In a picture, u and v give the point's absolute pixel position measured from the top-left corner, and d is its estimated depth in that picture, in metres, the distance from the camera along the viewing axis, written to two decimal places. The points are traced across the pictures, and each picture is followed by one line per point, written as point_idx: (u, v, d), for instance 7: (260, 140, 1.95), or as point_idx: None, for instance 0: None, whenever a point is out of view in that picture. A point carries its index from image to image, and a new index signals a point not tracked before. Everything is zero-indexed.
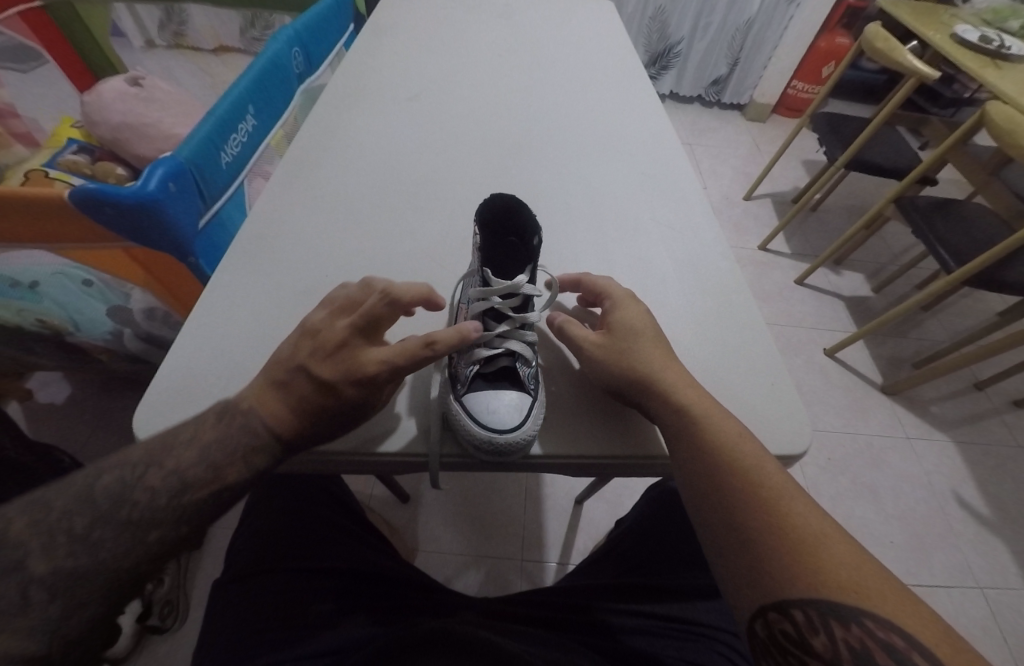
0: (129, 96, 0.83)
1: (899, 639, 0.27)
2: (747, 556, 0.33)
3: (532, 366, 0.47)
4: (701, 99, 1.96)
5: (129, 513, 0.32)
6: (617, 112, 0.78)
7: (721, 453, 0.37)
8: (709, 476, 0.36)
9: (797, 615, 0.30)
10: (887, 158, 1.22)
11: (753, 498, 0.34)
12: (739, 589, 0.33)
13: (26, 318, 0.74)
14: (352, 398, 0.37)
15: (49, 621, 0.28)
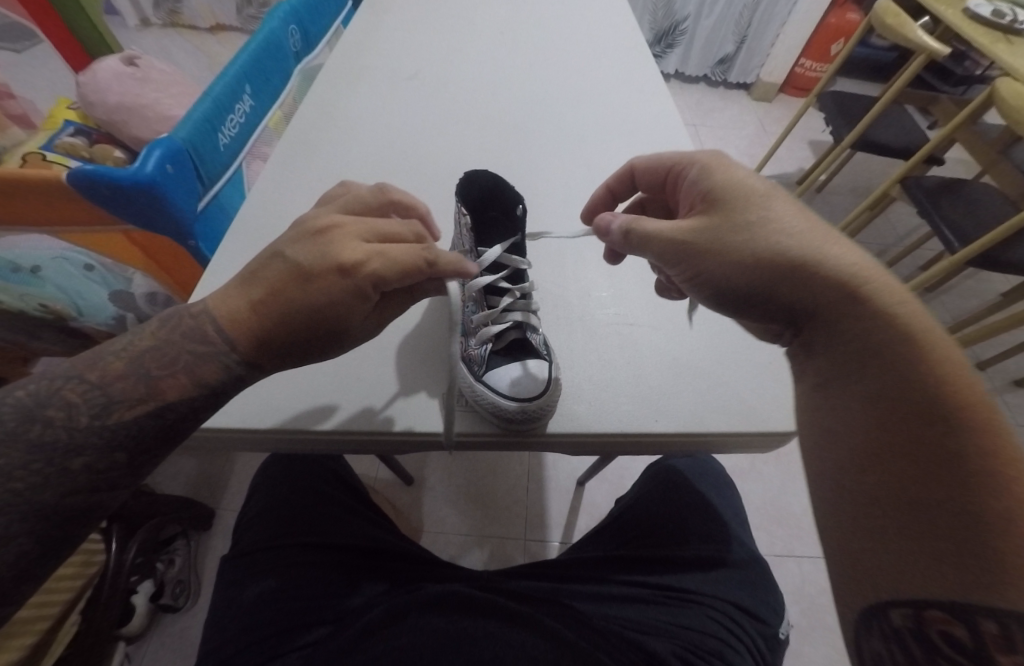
0: (125, 76, 0.83)
1: None
2: (901, 534, 0.27)
3: (541, 334, 0.48)
4: (706, 78, 1.93)
5: (40, 432, 0.32)
6: (622, 90, 0.77)
7: (916, 396, 0.29)
8: (891, 424, 0.30)
9: (986, 625, 0.23)
10: (893, 138, 1.20)
11: (950, 467, 0.27)
12: (875, 568, 0.28)
13: (28, 305, 0.70)
14: (340, 292, 0.36)
15: None
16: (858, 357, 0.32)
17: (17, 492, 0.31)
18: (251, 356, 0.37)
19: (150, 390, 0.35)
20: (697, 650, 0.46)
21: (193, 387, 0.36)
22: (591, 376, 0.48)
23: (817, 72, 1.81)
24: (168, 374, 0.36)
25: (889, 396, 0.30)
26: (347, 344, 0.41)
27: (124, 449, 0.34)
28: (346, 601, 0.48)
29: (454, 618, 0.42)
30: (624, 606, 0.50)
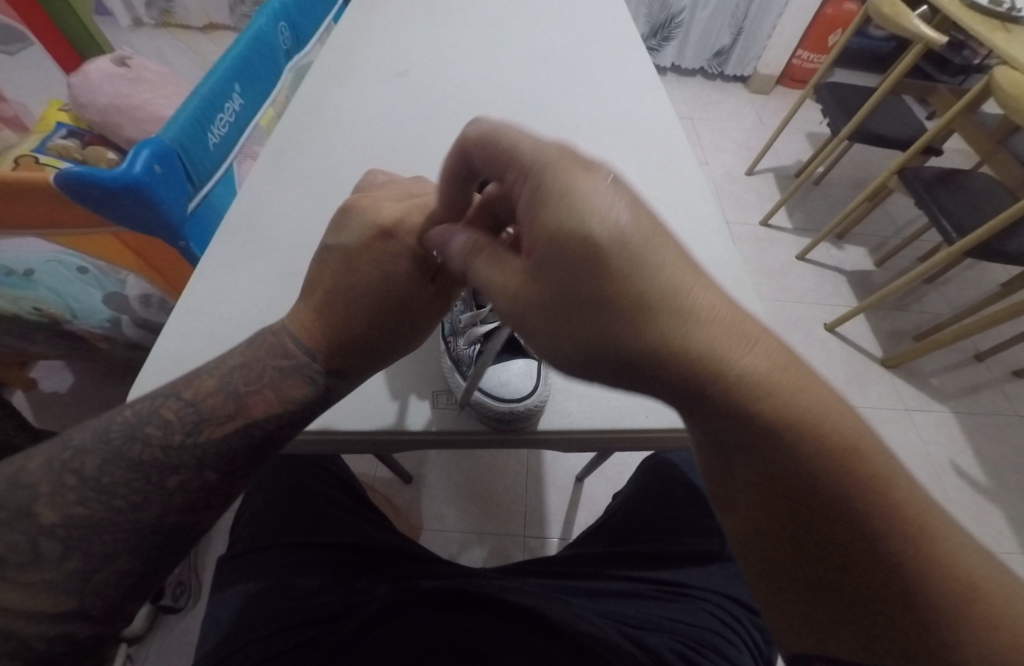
0: (117, 77, 0.82)
1: None
2: (817, 601, 0.27)
3: (529, 334, 0.49)
4: (703, 71, 1.91)
5: (139, 451, 0.33)
6: (614, 84, 0.77)
7: (807, 466, 0.25)
8: (801, 506, 0.26)
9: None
10: (891, 128, 1.20)
11: (868, 547, 0.25)
12: (792, 625, 0.29)
13: (23, 307, 0.72)
14: (397, 254, 0.38)
15: (71, 575, 0.28)
16: (725, 435, 0.27)
17: (122, 510, 0.31)
18: (334, 361, 0.38)
19: (238, 407, 0.36)
20: (699, 645, 0.46)
21: (279, 404, 0.37)
22: None
23: (814, 63, 1.80)
24: (255, 391, 0.37)
25: (778, 473, 0.26)
26: (429, 321, 0.40)
27: (214, 468, 0.34)
28: (345, 594, 0.47)
29: (445, 617, 0.41)
30: (622, 600, 0.50)
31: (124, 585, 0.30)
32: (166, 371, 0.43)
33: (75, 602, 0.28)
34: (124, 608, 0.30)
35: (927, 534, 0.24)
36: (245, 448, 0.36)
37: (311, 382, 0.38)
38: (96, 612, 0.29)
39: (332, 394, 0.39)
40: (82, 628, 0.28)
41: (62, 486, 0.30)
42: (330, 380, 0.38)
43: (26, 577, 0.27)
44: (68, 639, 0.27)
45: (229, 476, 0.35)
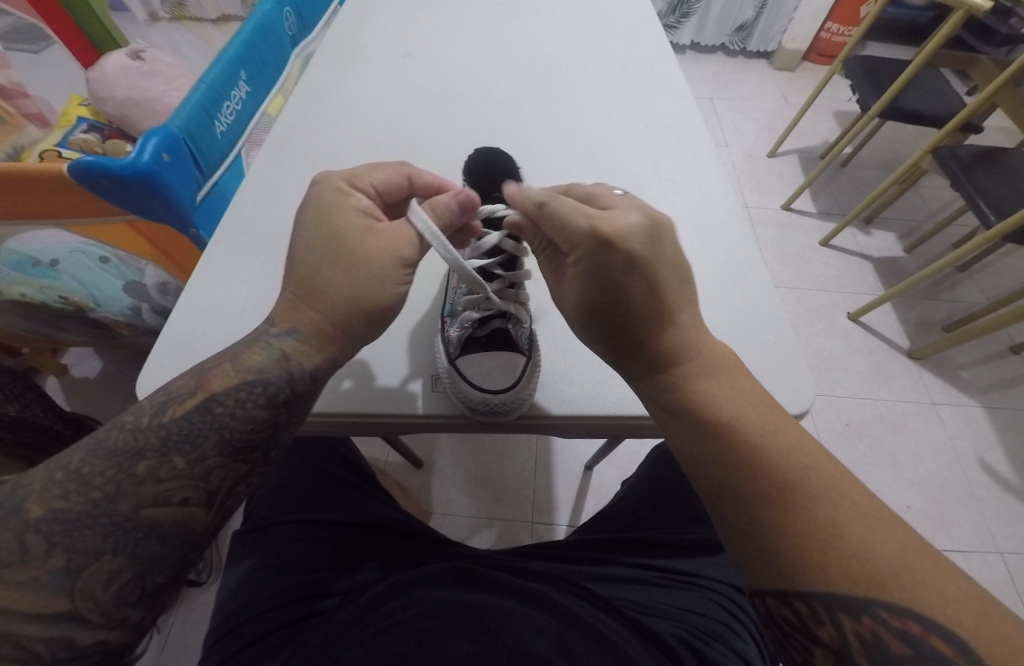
0: (132, 70, 0.84)
1: (916, 625, 0.26)
2: (752, 538, 0.31)
3: (525, 327, 0.46)
4: (724, 47, 1.83)
5: (115, 441, 0.32)
6: (622, 60, 0.74)
7: (731, 433, 0.34)
8: (728, 453, 0.33)
9: (801, 606, 0.29)
10: (924, 105, 1.13)
11: (761, 491, 0.31)
12: (739, 566, 0.32)
13: (48, 296, 0.73)
14: (326, 199, 0.40)
15: (56, 574, 0.27)
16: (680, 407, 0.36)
17: (96, 504, 0.29)
18: (287, 317, 0.38)
19: (199, 382, 0.35)
20: (701, 631, 0.44)
21: (239, 374, 0.36)
22: (582, 356, 0.47)
23: (844, 36, 1.70)
24: (216, 366, 0.36)
25: (702, 436, 0.35)
26: (372, 250, 0.38)
27: (181, 453, 0.32)
28: (346, 577, 0.48)
29: (458, 589, 0.38)
30: (628, 586, 0.49)
31: (113, 586, 0.28)
32: (167, 357, 0.44)
33: (65, 603, 0.27)
34: (119, 612, 0.28)
35: (810, 482, 0.31)
36: (213, 431, 0.34)
37: (269, 348, 0.37)
38: (90, 616, 0.27)
39: (295, 362, 0.37)
40: (81, 632, 0.27)
41: (50, 483, 0.29)
42: (288, 339, 0.37)
43: (16, 576, 0.26)
44: (69, 644, 0.26)
45: (199, 463, 0.33)
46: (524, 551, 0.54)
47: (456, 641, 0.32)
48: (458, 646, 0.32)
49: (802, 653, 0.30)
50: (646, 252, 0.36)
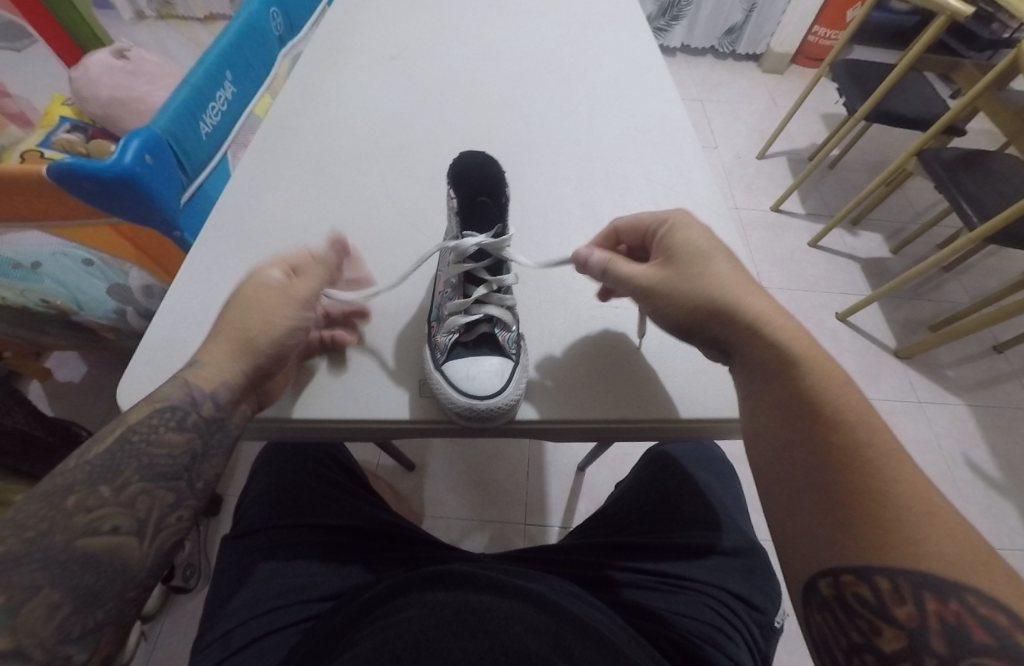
0: (116, 69, 0.83)
1: (1001, 614, 0.25)
2: (830, 515, 0.31)
3: (513, 331, 0.46)
4: (714, 50, 1.85)
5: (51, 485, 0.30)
6: (611, 63, 0.74)
7: (825, 402, 0.34)
8: (814, 427, 0.34)
9: (881, 583, 0.28)
10: (909, 107, 1.15)
11: (854, 461, 0.32)
12: (803, 545, 0.32)
13: (30, 300, 0.71)
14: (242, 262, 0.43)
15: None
16: (767, 370, 0.37)
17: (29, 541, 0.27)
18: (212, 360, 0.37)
19: (117, 423, 0.34)
20: (695, 638, 0.45)
21: (150, 405, 0.35)
22: (571, 361, 0.47)
23: (832, 40, 1.73)
24: (137, 405, 0.35)
25: (792, 399, 0.35)
26: (280, 302, 0.39)
27: (107, 482, 0.31)
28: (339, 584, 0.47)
29: (454, 590, 0.37)
30: (622, 591, 0.49)
31: (53, 622, 0.26)
32: (150, 364, 0.43)
33: (6, 641, 0.24)
34: (61, 649, 0.26)
35: (905, 467, 0.31)
36: (135, 459, 0.32)
37: (181, 383, 0.36)
38: (33, 652, 0.25)
39: (198, 388, 0.35)
40: None
41: None
42: (194, 371, 0.36)
43: None
44: None
45: (122, 489, 0.31)
46: (518, 556, 0.53)
47: (452, 639, 0.32)
48: (454, 645, 0.32)
49: (864, 637, 0.29)
50: (711, 247, 0.41)
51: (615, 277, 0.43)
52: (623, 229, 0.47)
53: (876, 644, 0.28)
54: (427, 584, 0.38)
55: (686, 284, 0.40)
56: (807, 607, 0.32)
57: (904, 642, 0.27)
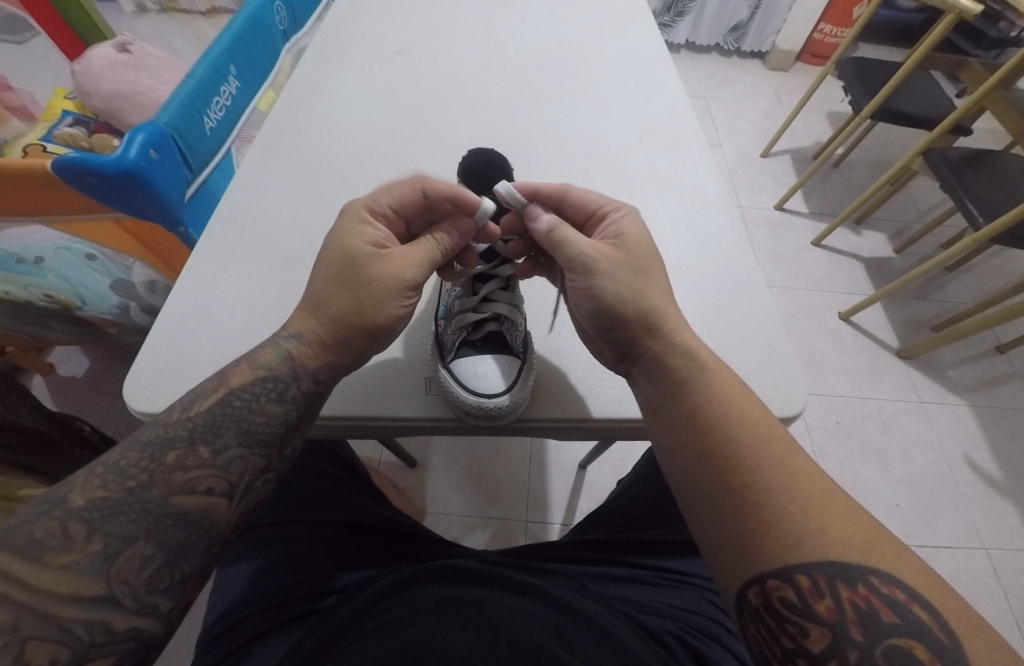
0: (119, 63, 0.82)
1: (901, 592, 0.27)
2: (744, 517, 0.31)
3: (521, 330, 0.46)
4: (719, 47, 1.84)
5: (150, 433, 0.33)
6: (618, 60, 0.74)
7: (710, 411, 0.35)
8: (710, 433, 0.35)
9: (801, 581, 0.28)
10: (915, 106, 1.14)
11: (746, 464, 0.33)
12: (727, 556, 0.32)
13: (32, 294, 0.70)
14: (340, 222, 0.41)
15: (94, 559, 0.27)
16: (671, 382, 0.38)
17: (130, 492, 0.30)
18: (297, 323, 0.39)
19: (222, 380, 0.37)
20: (697, 630, 0.44)
21: (254, 371, 0.37)
22: (576, 360, 0.46)
23: (838, 37, 1.72)
24: (234, 366, 0.37)
25: (704, 408, 0.36)
26: (385, 261, 0.39)
27: (206, 443, 0.33)
28: (342, 578, 0.47)
29: (457, 584, 0.37)
30: (625, 586, 0.49)
31: (145, 572, 0.28)
32: (160, 359, 0.43)
33: (103, 588, 0.27)
34: (151, 599, 0.28)
35: (795, 459, 0.33)
36: (233, 422, 0.35)
37: (279, 348, 0.38)
38: (125, 600, 0.27)
39: (301, 362, 0.38)
40: (116, 616, 0.27)
41: (90, 476, 0.30)
42: (294, 342, 0.38)
43: (59, 559, 0.26)
44: (106, 628, 0.26)
45: (221, 453, 0.34)
46: (517, 552, 0.54)
47: (452, 632, 0.32)
48: (455, 637, 0.31)
49: (796, 643, 0.28)
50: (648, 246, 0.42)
51: (557, 247, 0.41)
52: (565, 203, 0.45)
53: (806, 647, 0.27)
54: (429, 579, 0.38)
55: (631, 275, 0.40)
56: (743, 619, 0.31)
57: (828, 640, 0.27)
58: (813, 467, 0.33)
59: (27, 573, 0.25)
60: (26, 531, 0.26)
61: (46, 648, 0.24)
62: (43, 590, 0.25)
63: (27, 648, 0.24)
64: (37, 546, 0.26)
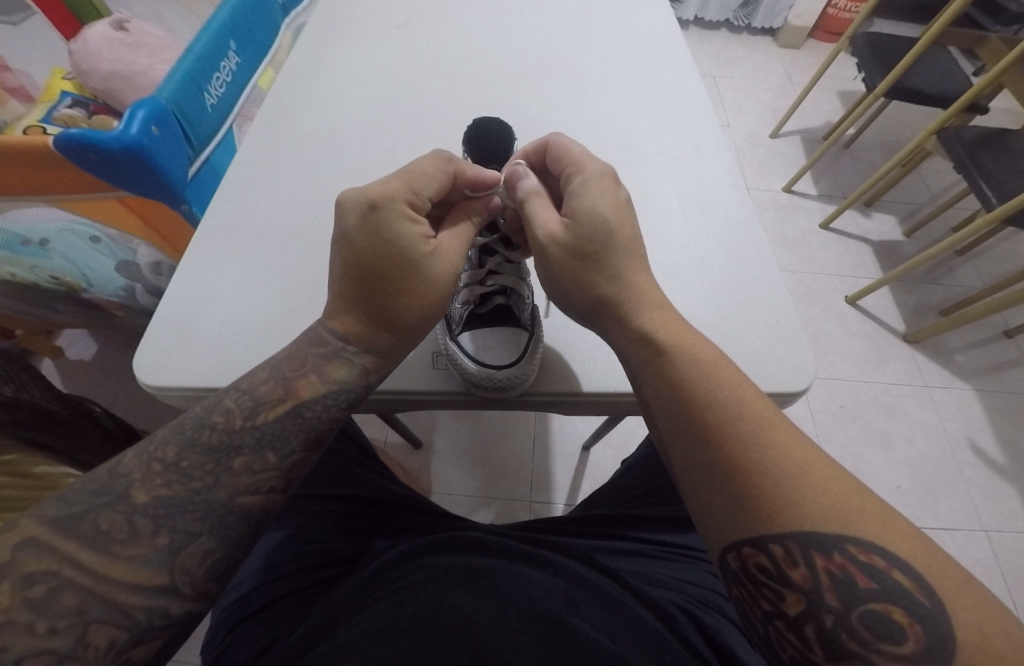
0: (116, 42, 0.81)
1: (881, 559, 0.26)
2: (723, 488, 0.30)
3: (529, 302, 0.46)
4: (729, 22, 1.79)
5: (209, 436, 0.33)
6: (627, 34, 0.72)
7: (693, 387, 0.34)
8: (693, 401, 0.33)
9: (776, 550, 0.28)
10: (931, 83, 1.12)
11: (726, 433, 0.31)
12: (708, 524, 0.31)
13: (40, 276, 0.71)
14: (387, 224, 0.36)
15: (159, 552, 0.29)
16: (640, 356, 0.37)
17: (197, 492, 0.31)
18: (359, 335, 0.38)
19: (287, 390, 0.36)
20: (700, 599, 0.44)
21: (324, 385, 0.37)
22: (584, 334, 0.46)
23: (852, 12, 1.66)
24: (302, 375, 0.37)
25: (689, 371, 0.34)
26: (446, 260, 0.39)
27: (273, 449, 0.34)
28: (354, 547, 0.48)
29: (464, 554, 0.37)
30: (630, 559, 0.49)
31: (206, 563, 0.30)
32: (167, 335, 0.43)
33: (167, 577, 0.29)
34: (205, 585, 0.30)
35: (778, 427, 0.31)
36: (301, 431, 0.36)
37: (349, 363, 0.38)
38: (184, 588, 0.29)
39: (371, 373, 0.39)
40: (174, 602, 0.29)
41: (149, 472, 0.31)
42: (365, 356, 0.38)
43: (127, 551, 0.28)
44: (163, 613, 0.28)
45: (287, 457, 0.35)
46: (524, 525, 0.54)
47: (464, 596, 0.32)
48: (465, 602, 0.31)
49: (774, 605, 0.28)
50: (615, 224, 0.39)
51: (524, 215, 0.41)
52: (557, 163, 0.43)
53: (782, 609, 0.28)
54: (438, 549, 0.38)
55: (574, 262, 0.39)
56: (727, 580, 0.31)
57: (803, 604, 0.27)
58: (797, 433, 0.31)
59: (98, 563, 0.27)
60: (93, 521, 0.28)
61: (108, 629, 0.27)
62: (109, 578, 0.27)
63: (89, 630, 0.26)
64: (106, 537, 0.28)
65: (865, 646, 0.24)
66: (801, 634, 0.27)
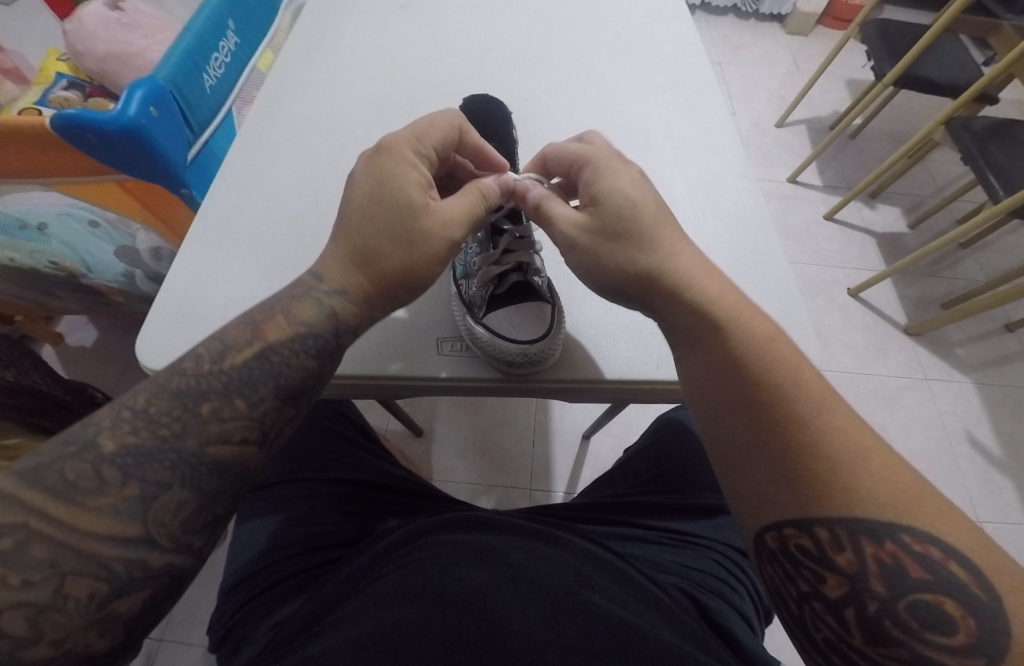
0: (111, 21, 0.79)
1: (936, 550, 0.26)
2: (766, 470, 0.31)
3: (545, 275, 0.46)
4: (736, 8, 1.75)
5: (178, 382, 0.33)
6: (634, 17, 0.70)
7: (749, 372, 0.33)
8: (744, 387, 0.33)
9: (821, 534, 0.28)
10: (941, 72, 1.10)
11: (777, 417, 0.31)
12: (746, 504, 0.32)
13: (39, 261, 0.70)
14: (386, 164, 0.39)
15: (131, 502, 0.28)
16: (690, 335, 0.36)
17: (165, 440, 0.30)
18: (338, 278, 0.39)
19: (255, 333, 0.36)
20: (702, 585, 0.45)
21: (293, 326, 0.37)
22: (587, 320, 0.46)
23: None
24: (269, 318, 0.37)
25: (739, 357, 0.34)
26: (435, 213, 0.39)
27: (242, 396, 0.34)
28: (359, 530, 0.48)
29: (473, 532, 0.37)
30: (634, 544, 0.50)
31: (182, 515, 0.29)
32: (169, 319, 0.43)
33: (139, 529, 0.27)
34: (184, 538, 0.29)
35: (832, 413, 0.30)
36: (268, 376, 0.35)
37: (320, 304, 0.38)
38: (161, 540, 0.28)
39: (343, 319, 0.38)
40: (153, 554, 0.28)
41: (119, 421, 0.30)
42: (339, 299, 0.38)
43: (96, 502, 0.27)
44: (143, 564, 0.27)
45: (257, 405, 0.34)
46: (528, 511, 0.55)
47: (472, 569, 0.32)
48: (474, 574, 0.31)
49: (812, 586, 0.29)
50: (658, 213, 0.39)
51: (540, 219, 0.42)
52: (554, 157, 0.44)
53: (822, 591, 0.28)
54: (448, 529, 0.38)
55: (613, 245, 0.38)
56: (761, 560, 0.32)
57: (846, 588, 0.27)
58: (853, 421, 0.30)
59: (62, 512, 0.26)
60: (59, 470, 0.27)
61: (86, 582, 0.25)
62: (80, 529, 0.26)
63: (66, 581, 0.25)
64: (71, 487, 0.27)
65: (912, 634, 0.25)
66: (840, 617, 0.27)
